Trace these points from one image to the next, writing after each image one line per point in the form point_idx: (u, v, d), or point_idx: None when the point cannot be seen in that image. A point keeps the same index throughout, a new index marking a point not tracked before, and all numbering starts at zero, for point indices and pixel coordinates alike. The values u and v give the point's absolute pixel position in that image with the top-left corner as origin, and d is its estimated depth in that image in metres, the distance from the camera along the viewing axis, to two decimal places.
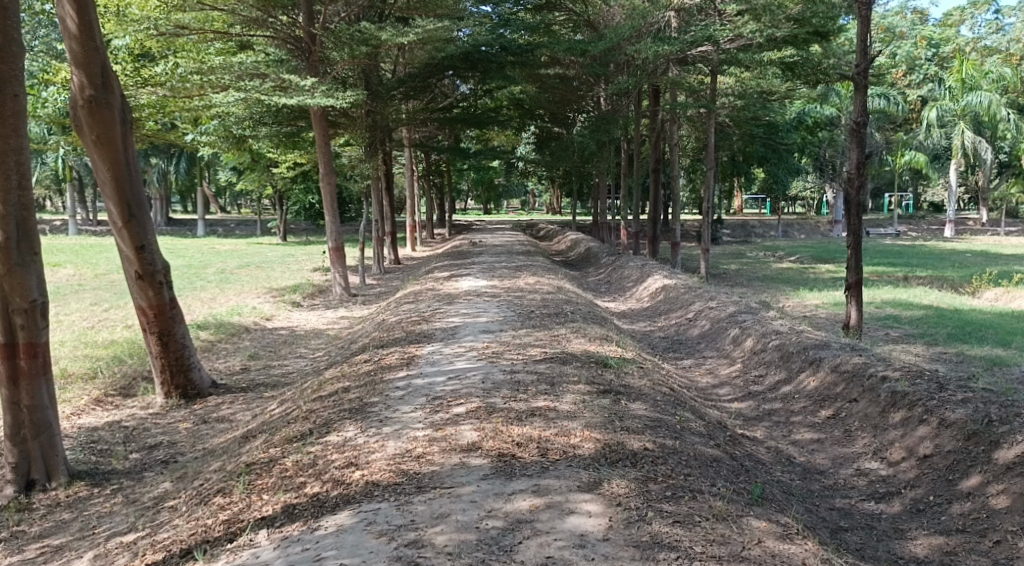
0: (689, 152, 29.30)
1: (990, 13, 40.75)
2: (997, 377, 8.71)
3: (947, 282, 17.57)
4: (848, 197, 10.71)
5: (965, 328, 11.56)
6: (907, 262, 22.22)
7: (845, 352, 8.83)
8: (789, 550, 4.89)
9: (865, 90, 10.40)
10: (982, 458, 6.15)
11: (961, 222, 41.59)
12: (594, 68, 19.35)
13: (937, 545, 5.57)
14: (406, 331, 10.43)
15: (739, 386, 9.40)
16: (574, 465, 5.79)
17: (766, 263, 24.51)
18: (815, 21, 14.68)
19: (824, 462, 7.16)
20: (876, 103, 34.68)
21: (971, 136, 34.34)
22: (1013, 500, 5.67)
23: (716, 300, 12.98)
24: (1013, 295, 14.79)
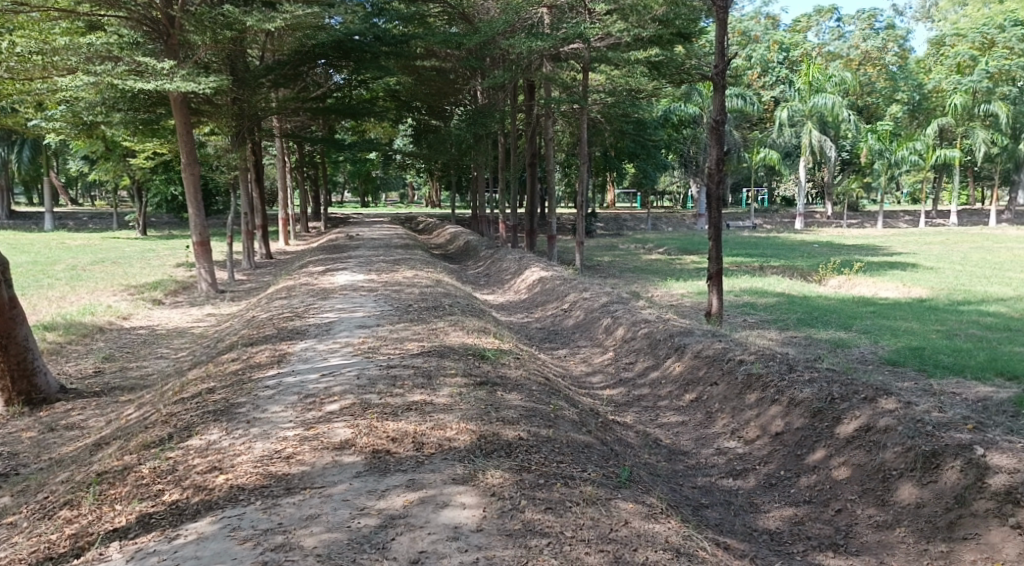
0: (564, 146, 29.82)
1: (833, 20, 43.47)
2: (839, 358, 9.37)
3: (798, 271, 18.72)
4: (708, 191, 11.18)
5: (813, 313, 12.34)
6: (764, 253, 23.47)
7: (706, 338, 9.28)
8: (653, 529, 5.09)
9: (723, 91, 10.86)
10: (826, 433, 6.60)
11: (811, 215, 44.33)
12: (468, 61, 19.27)
13: (788, 516, 5.94)
14: (277, 328, 10.14)
15: (611, 373, 9.70)
16: (448, 458, 5.80)
17: (636, 255, 25.31)
18: (678, 22, 15.26)
19: (688, 443, 7.48)
20: (733, 103, 36.26)
21: (817, 136, 36.94)
22: (852, 471, 6.12)
23: (589, 291, 13.32)
24: (854, 283, 15.93)
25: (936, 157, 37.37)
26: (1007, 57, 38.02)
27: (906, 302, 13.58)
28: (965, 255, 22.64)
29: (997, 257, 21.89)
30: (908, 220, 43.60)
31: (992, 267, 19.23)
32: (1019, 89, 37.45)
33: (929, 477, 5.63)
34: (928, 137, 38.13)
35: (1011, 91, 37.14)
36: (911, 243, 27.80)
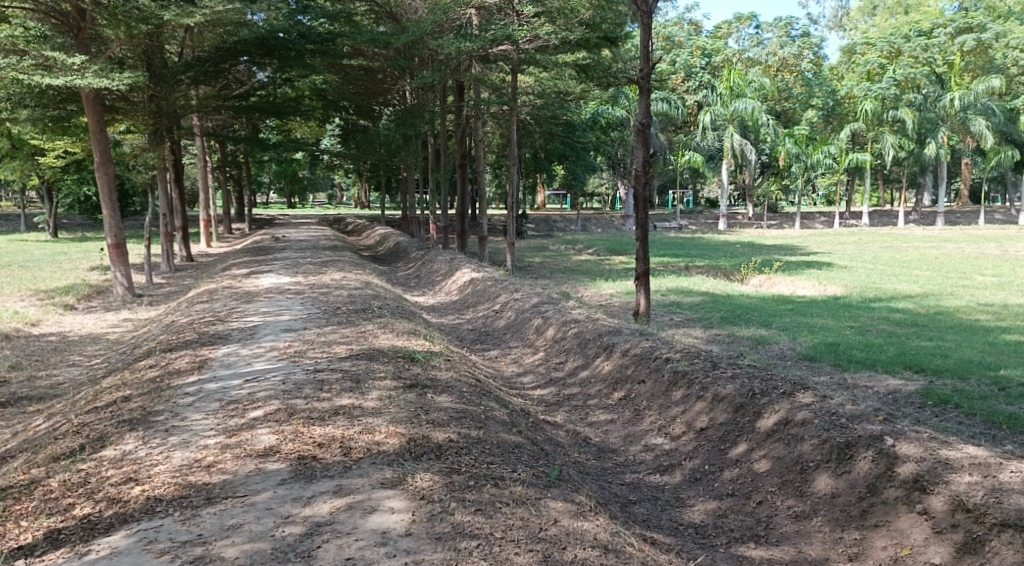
0: (493, 147, 29.87)
1: (752, 28, 44.75)
2: (760, 354, 9.63)
3: (721, 270, 19.19)
4: (635, 192, 11.34)
5: (735, 311, 12.67)
6: (689, 253, 23.98)
7: (634, 337, 9.42)
8: (583, 527, 5.12)
9: (649, 94, 11.02)
10: (748, 427, 6.77)
11: (734, 216, 45.52)
12: (396, 60, 19.11)
13: (712, 510, 6.07)
14: (198, 333, 9.85)
15: (541, 373, 9.75)
16: (376, 462, 5.73)
17: (566, 256, 25.57)
18: (605, 26, 15.51)
19: (616, 441, 7.58)
20: (658, 106, 36.94)
21: (738, 139, 37.95)
22: (772, 463, 6.29)
23: (520, 291, 13.38)
24: (774, 281, 16.43)
25: (849, 161, 38.81)
26: (914, 66, 39.84)
27: (823, 299, 14.07)
28: (877, 254, 23.59)
29: (906, 255, 22.89)
30: (823, 221, 45.19)
31: (901, 265, 20.07)
32: (925, 96, 39.23)
33: (843, 467, 5.81)
34: (842, 141, 39.33)
35: (918, 98, 38.82)
36: (827, 243, 28.83)
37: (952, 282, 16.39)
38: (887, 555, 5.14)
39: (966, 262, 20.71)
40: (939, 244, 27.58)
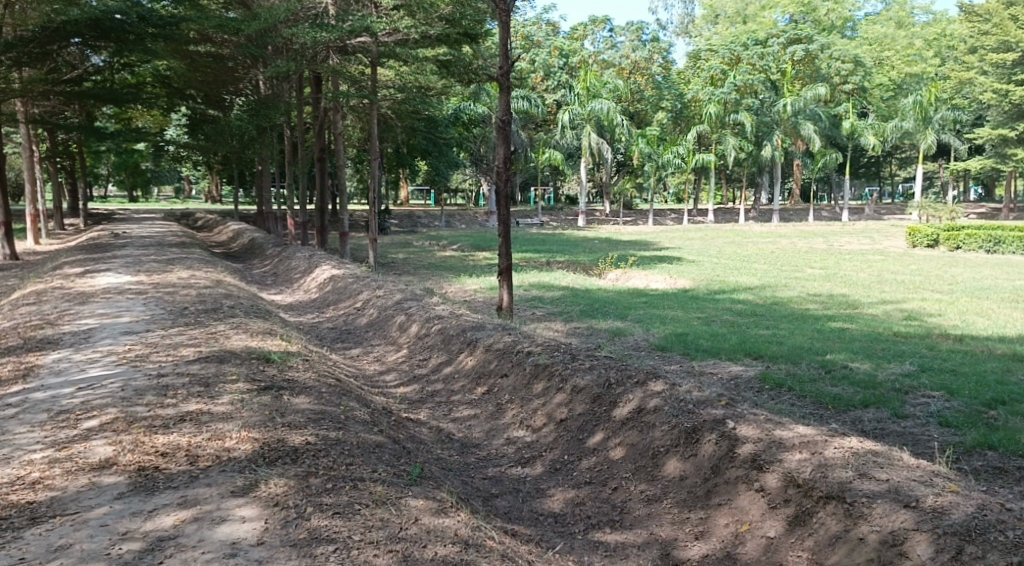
0: (353, 142, 29.28)
1: (607, 31, 46.16)
2: (617, 346, 9.92)
3: (580, 265, 19.70)
4: (497, 189, 11.39)
5: (593, 305, 13.01)
6: (549, 249, 24.50)
7: (496, 332, 9.49)
8: (443, 524, 5.02)
9: (509, 91, 11.13)
10: (605, 416, 6.95)
11: (591, 213, 46.83)
12: (248, 48, 18.32)
13: (571, 498, 6.17)
14: (25, 338, 9.10)
15: (404, 370, 9.63)
16: (227, 469, 5.47)
17: (429, 251, 25.49)
18: (465, 22, 15.43)
19: (479, 436, 7.60)
20: (519, 104, 37.45)
21: (595, 138, 39.19)
22: (627, 451, 6.48)
23: (383, 288, 13.21)
24: (629, 275, 17.03)
25: (696, 161, 40.80)
26: (752, 73, 42.26)
27: (673, 292, 14.69)
28: (722, 249, 24.90)
29: (746, 250, 24.34)
30: (673, 217, 47.29)
31: (743, 259, 21.29)
32: (761, 101, 42.01)
33: (691, 450, 6.04)
34: (688, 142, 41.64)
35: (755, 103, 41.49)
36: (677, 239, 30.25)
37: (787, 274, 17.57)
38: (728, 531, 5.32)
39: (798, 256, 22.22)
40: (775, 239, 29.50)
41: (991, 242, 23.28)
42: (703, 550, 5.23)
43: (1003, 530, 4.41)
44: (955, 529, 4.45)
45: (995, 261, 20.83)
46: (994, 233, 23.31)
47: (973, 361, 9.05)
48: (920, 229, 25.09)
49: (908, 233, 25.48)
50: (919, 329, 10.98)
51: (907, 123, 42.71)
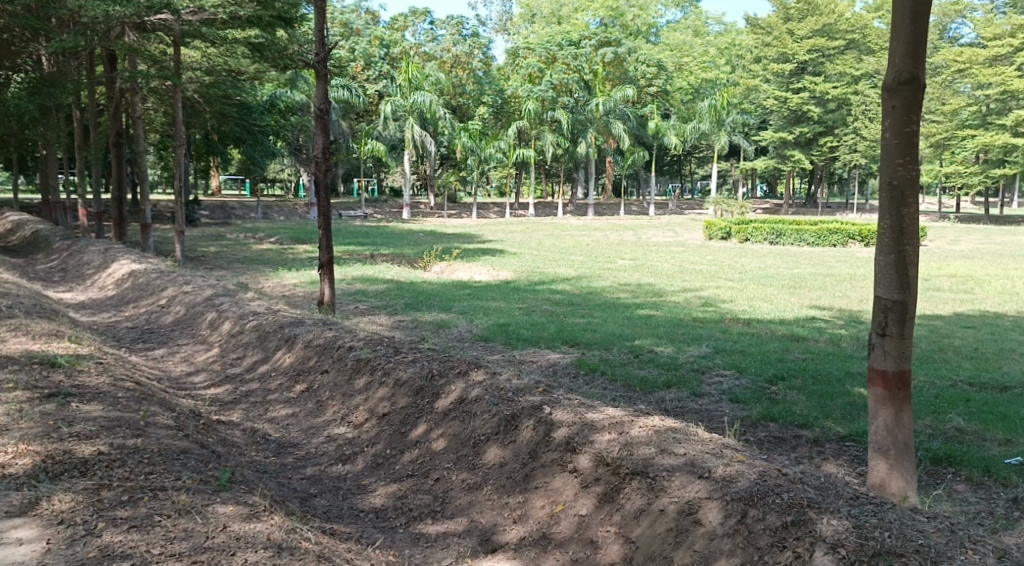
0: (156, 126, 27.32)
1: (427, 23, 46.11)
2: (440, 338, 9.99)
3: (405, 258, 19.64)
4: (316, 179, 11.06)
5: (416, 298, 13.00)
6: (372, 241, 24.29)
7: (315, 327, 9.31)
8: (254, 529, 4.85)
9: (326, 79, 10.86)
10: (426, 409, 7.00)
11: (415, 206, 46.72)
12: (27, 20, 16.53)
13: (392, 492, 6.15)
14: None
15: (216, 370, 9.18)
16: (1, 489, 5.02)
17: (244, 244, 24.41)
18: (277, 4, 14.86)
19: (297, 435, 7.39)
20: (339, 93, 36.66)
21: (419, 131, 39.02)
22: (448, 441, 6.53)
23: (190, 284, 12.55)
24: (454, 268, 17.17)
25: (516, 156, 41.58)
26: (565, 72, 43.77)
27: (495, 284, 14.98)
28: (541, 242, 25.68)
29: (564, 243, 25.24)
30: (497, 210, 48.12)
31: (560, 251, 22.10)
32: (576, 100, 43.78)
33: (510, 437, 6.17)
34: (509, 137, 42.09)
35: (570, 102, 43.08)
36: (499, 232, 30.82)
37: (601, 265, 18.42)
38: (545, 513, 5.44)
39: (610, 248, 23.39)
40: (590, 232, 30.87)
41: (774, 235, 25.54)
42: (521, 534, 5.37)
43: (780, 492, 4.67)
44: (741, 494, 4.70)
45: (778, 251, 22.91)
46: (776, 227, 25.60)
47: (758, 341, 9.95)
48: (716, 223, 27.14)
49: (705, 227, 27.46)
50: (714, 314, 11.90)
51: (704, 125, 45.86)
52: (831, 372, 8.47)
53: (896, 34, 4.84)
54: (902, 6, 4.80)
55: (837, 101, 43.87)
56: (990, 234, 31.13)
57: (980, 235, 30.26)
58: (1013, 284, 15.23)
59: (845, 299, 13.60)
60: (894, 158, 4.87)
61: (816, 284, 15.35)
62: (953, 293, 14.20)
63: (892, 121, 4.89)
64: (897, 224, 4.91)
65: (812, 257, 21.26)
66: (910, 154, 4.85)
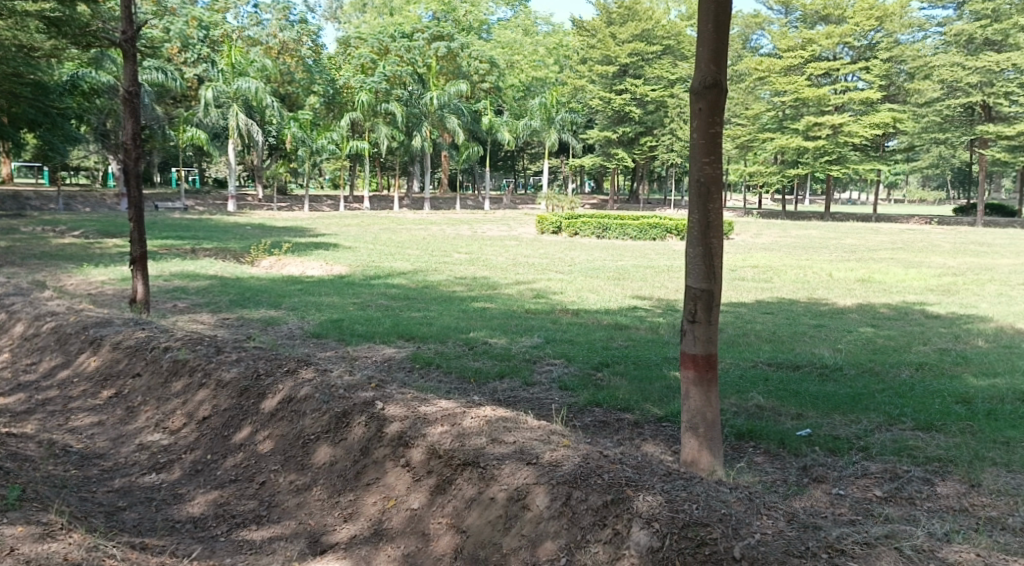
0: None
1: (252, 6, 44.14)
2: (269, 335, 9.70)
3: (229, 253, 18.81)
4: (125, 167, 10.36)
5: (242, 295, 12.50)
6: (192, 235, 23.04)
7: (125, 328, 8.75)
8: (49, 550, 4.55)
9: (133, 60, 10.19)
10: (252, 409, 6.78)
11: (241, 198, 44.82)
12: None
13: (212, 500, 5.87)
14: None
15: (7, 378, 8.41)
16: None
17: (43, 238, 22.38)
18: None
19: (104, 444, 6.91)
20: (153, 76, 34.48)
21: (244, 119, 37.35)
22: (275, 443, 6.36)
23: None
24: (284, 262, 16.64)
25: (349, 148, 40.80)
26: (398, 64, 43.37)
27: (327, 279, 14.66)
28: (375, 235, 25.36)
29: (399, 236, 25.15)
30: (330, 203, 47.03)
31: (396, 245, 21.96)
32: (410, 93, 42.97)
33: (340, 435, 6.10)
34: (342, 128, 41.21)
35: (404, 94, 42.74)
36: (331, 225, 30.10)
37: (436, 259, 18.49)
38: (375, 509, 5.43)
39: (444, 241, 23.51)
40: (425, 226, 30.83)
41: (600, 229, 26.62)
42: (351, 532, 5.30)
43: (601, 474, 4.90)
44: (565, 478, 4.89)
45: (604, 245, 23.91)
46: (602, 221, 26.68)
47: (586, 331, 10.38)
48: (547, 217, 27.91)
49: (538, 221, 28.21)
50: (545, 305, 12.27)
51: (534, 122, 47.28)
52: (650, 357, 9.00)
53: (702, 41, 5.21)
54: (706, 14, 5.19)
55: (655, 103, 46.55)
56: (788, 228, 34.09)
57: (780, 229, 33.00)
58: (805, 274, 16.76)
59: (663, 289, 14.46)
60: (701, 157, 5.23)
61: (638, 276, 16.18)
62: (756, 282, 15.43)
63: (699, 122, 5.25)
64: (705, 218, 5.28)
65: (635, 249, 22.36)
66: (715, 153, 5.22)
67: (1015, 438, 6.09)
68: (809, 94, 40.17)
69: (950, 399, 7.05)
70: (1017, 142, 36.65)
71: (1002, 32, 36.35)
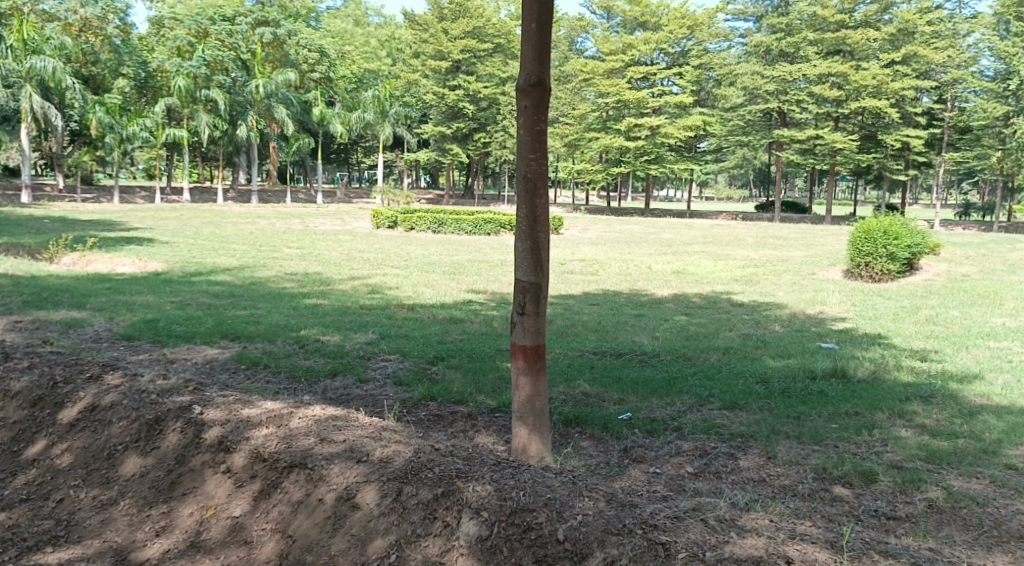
0: None
1: None
2: (71, 338, 9.01)
3: (24, 249, 17.20)
4: None
5: (40, 294, 11.53)
6: None
7: None
8: None
9: None
10: (47, 422, 6.31)
11: (38, 189, 41.02)
12: None
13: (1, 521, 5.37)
14: None
15: None
16: None
17: None
18: None
19: None
20: None
21: (39, 101, 33.82)
22: (75, 456, 5.94)
23: None
24: (87, 259, 15.42)
25: (165, 136, 38.70)
26: (219, 49, 41.26)
27: (141, 276, 13.78)
28: (196, 230, 24.11)
29: (222, 230, 24.04)
30: (144, 195, 44.08)
31: (218, 240, 20.96)
32: (233, 80, 41.61)
33: (152, 444, 5.80)
34: (155, 115, 38.90)
35: (226, 81, 40.85)
36: (144, 219, 28.16)
37: (263, 255, 17.84)
38: (192, 520, 5.21)
39: (273, 236, 22.71)
40: (251, 220, 29.62)
41: (436, 224, 26.73)
42: (164, 547, 5.04)
43: (431, 466, 4.96)
44: (396, 473, 4.92)
45: (439, 239, 24.06)
46: (438, 216, 26.81)
47: (420, 326, 10.41)
48: (382, 212, 27.74)
49: (372, 216, 27.95)
50: (379, 301, 12.19)
51: (367, 115, 46.47)
52: (483, 350, 9.18)
53: (526, 41, 5.37)
54: (530, 13, 5.36)
55: (488, 100, 47.33)
56: (612, 223, 35.58)
57: (604, 224, 34.46)
58: (628, 267, 17.62)
59: (496, 282, 14.73)
60: (527, 153, 5.40)
61: (472, 270, 16.37)
62: (583, 275, 16.06)
63: (524, 119, 5.40)
64: (532, 213, 5.45)
65: (469, 244, 22.66)
66: (540, 150, 5.41)
67: (805, 412, 6.75)
68: (630, 96, 42.01)
69: (752, 379, 7.71)
70: (806, 145, 40.21)
71: (794, 45, 39.90)
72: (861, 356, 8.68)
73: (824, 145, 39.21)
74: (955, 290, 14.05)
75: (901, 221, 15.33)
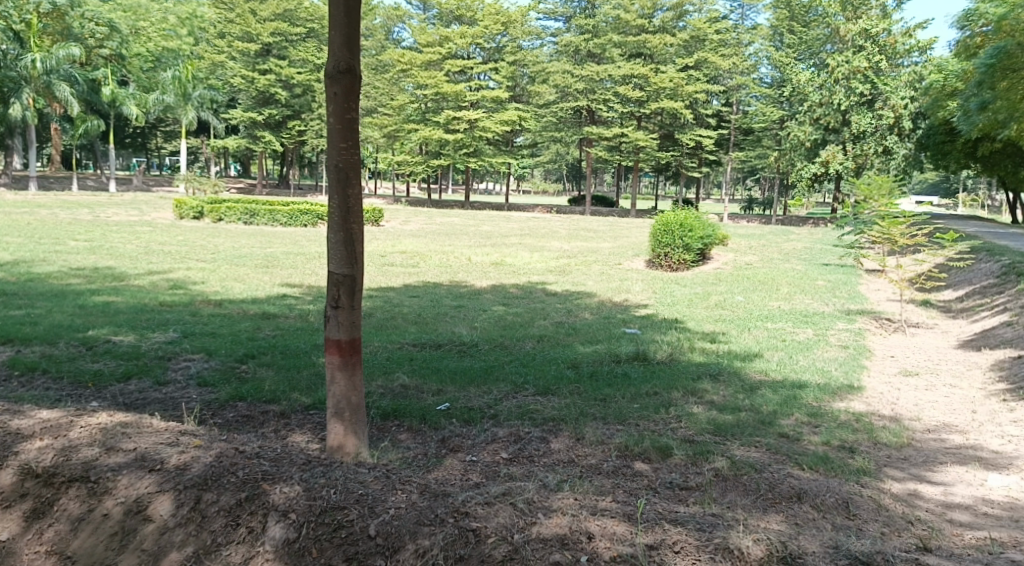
0: None
1: None
2: None
3: None
4: None
5: None
6: None
7: None
8: None
9: None
10: None
11: None
12: None
13: None
14: None
15: None
16: None
17: None
18: None
19: None
20: None
21: None
22: None
23: None
24: None
25: None
26: None
27: None
28: None
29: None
30: None
31: None
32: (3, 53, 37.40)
33: None
34: None
35: None
36: None
37: (45, 248, 16.30)
38: None
39: (58, 228, 20.79)
40: (32, 209, 26.89)
41: (248, 215, 25.58)
42: None
43: (235, 471, 4.72)
44: (194, 480, 4.64)
45: (249, 231, 22.98)
46: (250, 207, 25.68)
47: (229, 322, 9.92)
48: (186, 202, 25.94)
49: (175, 206, 26.10)
50: (182, 297, 11.50)
51: (167, 97, 43.73)
52: (298, 346, 8.89)
53: (335, 25, 5.21)
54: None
55: (302, 86, 45.50)
56: (432, 215, 35.49)
57: (424, 216, 34.34)
58: (447, 259, 17.69)
59: (312, 276, 14.33)
60: (338, 142, 5.25)
61: (285, 263, 15.82)
62: (403, 267, 15.96)
63: (334, 106, 5.24)
64: (344, 203, 5.32)
65: (283, 236, 21.86)
66: (351, 138, 5.28)
67: (611, 394, 7.10)
68: (448, 89, 42.20)
69: (563, 364, 8.00)
70: (613, 142, 42.04)
71: (600, 46, 41.84)
72: (661, 339, 9.24)
73: (629, 142, 41.31)
74: (741, 277, 15.33)
75: (695, 215, 16.47)
